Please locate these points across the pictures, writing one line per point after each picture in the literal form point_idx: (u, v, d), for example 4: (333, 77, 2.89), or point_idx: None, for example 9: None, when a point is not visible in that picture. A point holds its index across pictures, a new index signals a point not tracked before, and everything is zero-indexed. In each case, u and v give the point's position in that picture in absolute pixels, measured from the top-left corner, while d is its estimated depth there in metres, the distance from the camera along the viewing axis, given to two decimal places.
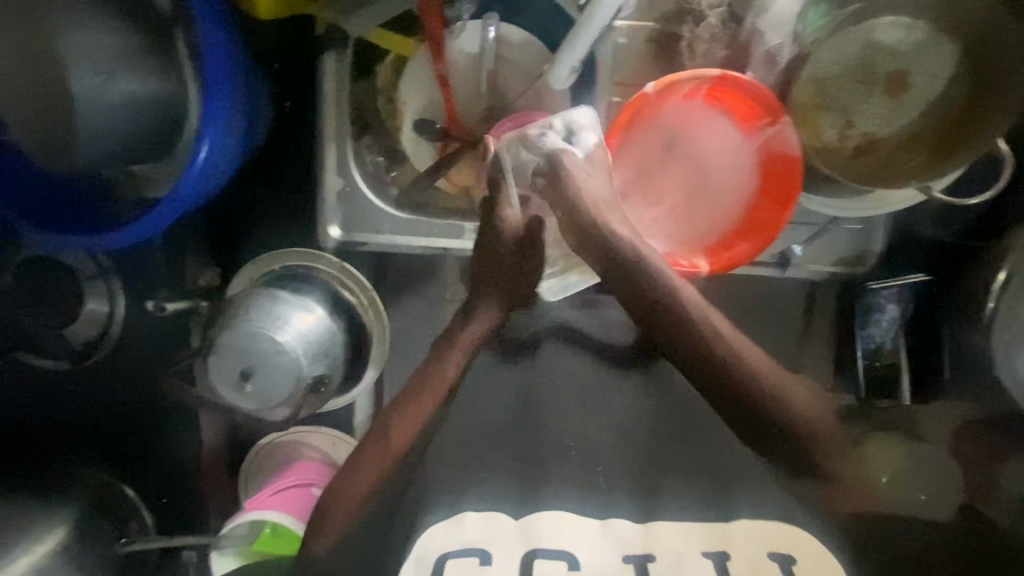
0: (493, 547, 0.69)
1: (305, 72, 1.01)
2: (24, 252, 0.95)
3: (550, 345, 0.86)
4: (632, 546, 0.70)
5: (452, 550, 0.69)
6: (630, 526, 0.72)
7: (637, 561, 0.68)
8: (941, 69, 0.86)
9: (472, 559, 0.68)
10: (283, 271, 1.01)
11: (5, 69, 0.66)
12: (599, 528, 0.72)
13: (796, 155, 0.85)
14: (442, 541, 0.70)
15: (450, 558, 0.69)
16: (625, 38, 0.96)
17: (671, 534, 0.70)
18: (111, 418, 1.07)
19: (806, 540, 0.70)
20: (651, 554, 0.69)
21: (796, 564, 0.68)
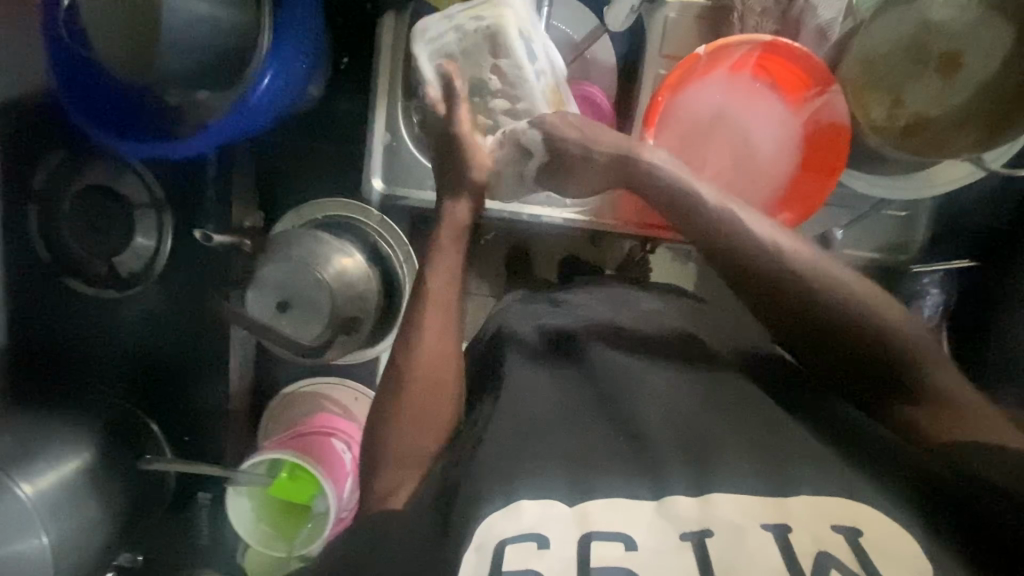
0: (551, 528, 0.53)
1: (364, 28, 1.05)
2: (83, 178, 0.98)
3: (592, 346, 0.74)
4: (688, 521, 0.54)
5: (508, 535, 0.53)
6: (688, 499, 0.55)
7: (696, 538, 0.52)
8: (996, 49, 0.85)
9: (530, 543, 0.52)
10: (326, 220, 1.04)
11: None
12: (655, 509, 0.55)
13: (844, 123, 0.88)
14: (501, 526, 0.54)
15: (510, 545, 0.52)
16: (676, 13, 0.95)
17: (735, 501, 0.55)
18: (149, 352, 1.09)
19: (893, 530, 0.53)
20: (712, 527, 0.53)
21: (865, 538, 0.52)
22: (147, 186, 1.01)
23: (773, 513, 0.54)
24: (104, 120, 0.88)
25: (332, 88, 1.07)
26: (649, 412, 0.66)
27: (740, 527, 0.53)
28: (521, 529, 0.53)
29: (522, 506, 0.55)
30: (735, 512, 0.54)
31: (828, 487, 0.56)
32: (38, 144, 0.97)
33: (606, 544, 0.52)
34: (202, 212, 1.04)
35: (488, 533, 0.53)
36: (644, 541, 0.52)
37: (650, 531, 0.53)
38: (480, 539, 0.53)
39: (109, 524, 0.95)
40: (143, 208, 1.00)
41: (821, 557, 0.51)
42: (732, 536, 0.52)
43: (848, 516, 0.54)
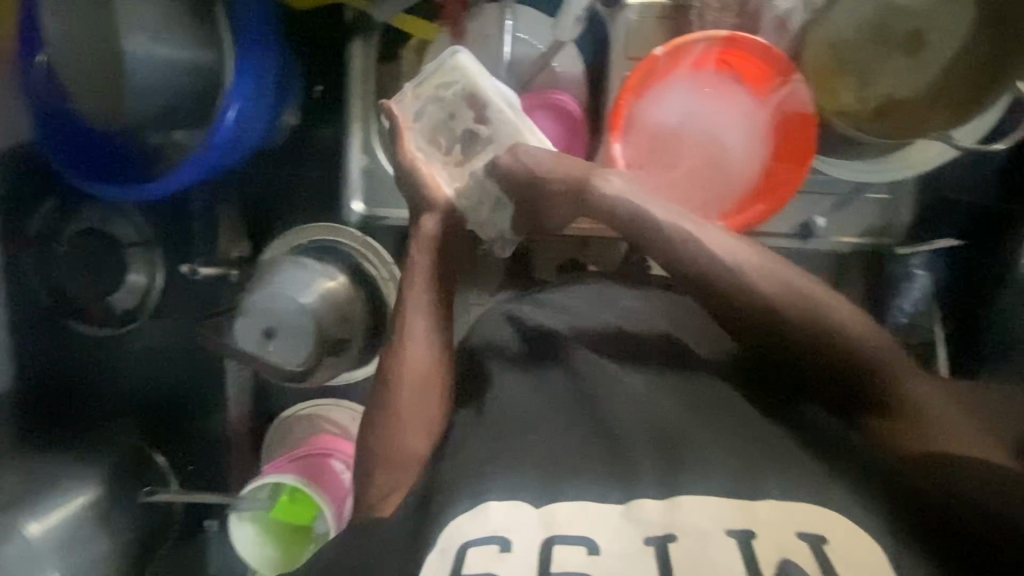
0: (515, 533, 0.57)
1: (334, 57, 1.07)
2: (76, 223, 1.02)
3: (570, 346, 0.77)
4: (655, 525, 0.56)
5: (472, 538, 0.57)
6: (656, 502, 0.58)
7: (659, 543, 0.55)
8: (959, 24, 0.84)
9: (493, 546, 0.56)
10: (309, 245, 1.05)
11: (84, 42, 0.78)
12: (622, 511, 0.58)
13: (810, 112, 0.87)
14: (466, 530, 0.58)
15: (472, 548, 0.56)
16: (638, 15, 0.96)
17: (701, 507, 0.57)
18: (151, 387, 1.12)
19: (841, 523, 0.56)
20: (675, 532, 0.56)
21: (828, 545, 0.54)
22: (137, 227, 1.04)
23: (738, 517, 0.56)
24: (88, 165, 0.92)
25: (308, 117, 1.10)
26: (625, 415, 0.68)
27: (704, 532, 0.55)
28: (486, 532, 0.57)
29: (490, 506, 0.59)
30: (702, 518, 0.56)
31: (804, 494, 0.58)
32: (33, 196, 1.02)
33: (568, 548, 0.55)
34: (192, 246, 1.09)
35: (453, 536, 0.58)
36: (607, 546, 0.55)
37: (616, 534, 0.56)
38: (444, 540, 0.58)
39: (119, 558, 0.98)
40: (133, 247, 1.03)
41: (782, 564, 0.53)
42: (695, 541, 0.55)
43: (817, 525, 0.55)
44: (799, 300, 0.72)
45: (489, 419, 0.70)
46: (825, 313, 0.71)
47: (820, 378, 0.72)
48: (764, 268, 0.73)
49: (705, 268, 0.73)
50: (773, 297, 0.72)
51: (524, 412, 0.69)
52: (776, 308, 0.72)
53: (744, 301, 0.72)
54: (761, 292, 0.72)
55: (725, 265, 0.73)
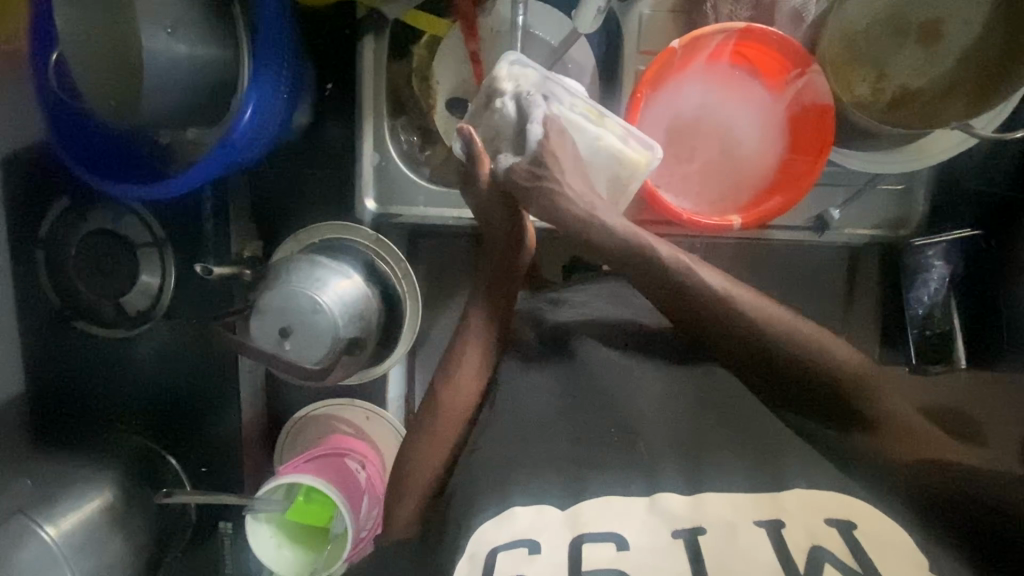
0: (542, 533, 0.55)
1: (345, 55, 1.07)
2: (86, 224, 1.01)
3: (585, 341, 0.75)
4: (682, 518, 0.55)
5: (500, 543, 0.55)
6: (681, 498, 0.57)
7: (688, 536, 0.54)
8: (975, 15, 0.84)
9: (521, 549, 0.54)
10: (321, 243, 1.04)
11: (95, 41, 0.77)
12: (648, 505, 0.57)
13: (829, 103, 0.84)
14: (492, 535, 0.56)
15: (501, 552, 0.54)
16: (651, 9, 0.96)
17: (727, 501, 0.57)
18: (163, 388, 1.11)
19: (869, 510, 0.56)
20: (703, 526, 0.55)
21: (858, 529, 0.54)
22: (147, 225, 1.03)
23: (766, 509, 0.56)
24: (101, 166, 0.91)
25: (318, 114, 1.09)
26: (647, 415, 0.67)
27: (732, 524, 0.55)
28: (513, 536, 0.55)
29: (516, 511, 0.57)
30: (729, 510, 0.56)
31: (826, 483, 0.58)
32: (43, 196, 1.01)
33: (598, 545, 0.54)
34: (202, 247, 1.08)
35: (481, 541, 0.56)
36: (636, 540, 0.54)
37: (641, 529, 0.55)
38: (472, 547, 0.56)
39: (134, 561, 0.97)
40: (145, 246, 1.03)
41: (813, 551, 0.52)
42: (722, 533, 0.54)
43: (846, 513, 0.55)
44: (771, 317, 0.72)
45: (509, 414, 0.69)
46: (795, 330, 0.71)
47: (795, 391, 0.72)
48: (739, 292, 0.73)
49: (676, 288, 0.73)
50: (743, 314, 0.71)
51: (545, 406, 0.69)
52: (751, 327, 0.71)
53: (714, 315, 0.72)
54: (728, 308, 0.72)
55: (704, 288, 0.72)
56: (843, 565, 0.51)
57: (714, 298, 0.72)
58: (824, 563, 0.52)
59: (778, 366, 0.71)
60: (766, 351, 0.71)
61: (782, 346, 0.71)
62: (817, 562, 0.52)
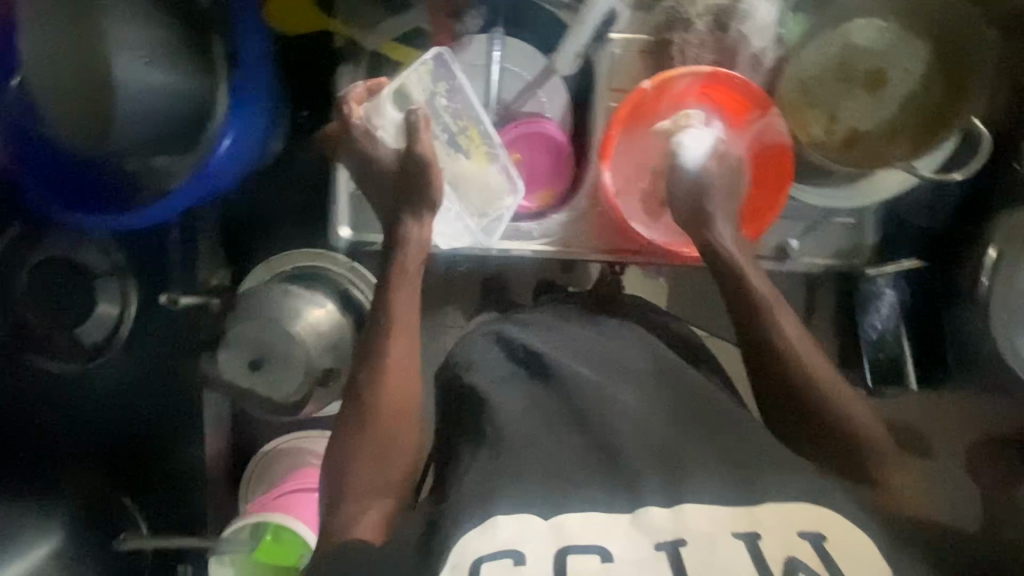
0: (527, 544, 0.53)
1: (321, 84, 1.07)
2: (40, 250, 0.95)
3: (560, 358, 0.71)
4: (664, 531, 0.54)
5: (484, 553, 0.52)
6: (662, 509, 0.56)
7: (671, 549, 0.53)
8: (914, 65, 0.93)
9: (507, 560, 0.52)
10: (295, 271, 1.02)
11: (56, 58, 0.73)
12: (630, 520, 0.55)
13: (785, 143, 0.92)
14: (477, 544, 0.53)
15: (487, 562, 0.52)
16: (621, 49, 1.00)
17: (705, 513, 0.55)
18: (121, 424, 1.06)
19: (849, 530, 0.55)
20: (686, 537, 0.53)
21: (828, 540, 0.54)
22: (107, 255, 0.99)
23: (742, 522, 0.54)
24: (60, 191, 0.88)
25: (293, 141, 1.08)
26: (626, 431, 0.63)
27: (712, 537, 0.53)
28: (496, 547, 0.53)
29: (498, 521, 0.55)
30: (706, 521, 0.54)
31: (796, 493, 0.57)
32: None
33: (582, 558, 0.52)
34: (169, 276, 1.04)
35: (464, 551, 0.53)
36: (621, 554, 0.53)
37: (625, 544, 0.53)
38: (454, 557, 0.53)
39: None
40: (103, 276, 0.98)
41: (788, 562, 0.52)
42: (703, 546, 0.53)
43: (815, 523, 0.55)
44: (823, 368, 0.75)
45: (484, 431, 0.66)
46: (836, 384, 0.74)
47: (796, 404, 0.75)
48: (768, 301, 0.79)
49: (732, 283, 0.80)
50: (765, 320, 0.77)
51: (523, 420, 0.65)
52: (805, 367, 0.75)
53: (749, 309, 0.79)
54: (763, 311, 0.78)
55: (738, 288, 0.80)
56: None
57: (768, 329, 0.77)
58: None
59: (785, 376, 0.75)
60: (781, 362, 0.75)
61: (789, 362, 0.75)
62: (792, 572, 0.51)
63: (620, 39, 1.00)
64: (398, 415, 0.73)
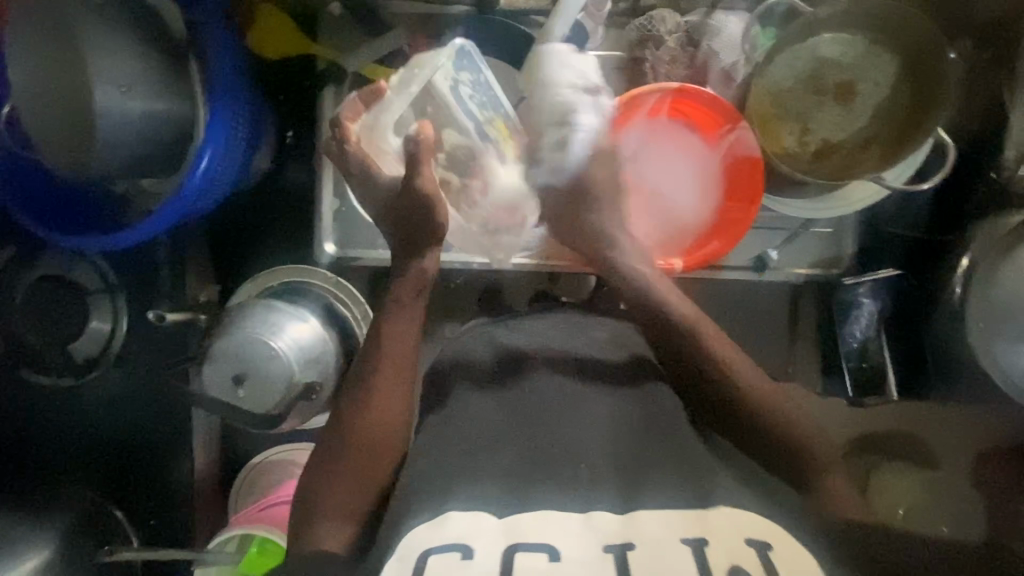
0: (475, 539, 0.54)
1: (306, 104, 1.11)
2: (37, 270, 1.00)
3: (535, 368, 0.72)
4: (613, 534, 0.55)
5: (433, 546, 0.54)
6: (612, 515, 0.57)
7: (618, 551, 0.54)
8: (883, 77, 0.94)
9: (455, 553, 0.53)
10: (281, 288, 1.04)
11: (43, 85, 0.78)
12: (583, 522, 0.56)
13: (757, 155, 0.92)
14: (425, 538, 0.55)
15: (433, 555, 0.54)
16: (596, 66, 1.02)
17: (658, 519, 0.56)
18: (114, 440, 1.08)
19: (805, 557, 0.55)
20: (634, 540, 0.55)
21: (773, 551, 0.55)
22: (101, 273, 1.02)
23: (692, 527, 0.56)
24: (45, 210, 0.90)
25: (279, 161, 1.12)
26: (588, 439, 0.65)
27: (660, 541, 0.55)
28: (446, 540, 0.54)
29: (450, 517, 0.56)
30: (658, 526, 0.56)
31: (746, 506, 0.59)
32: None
33: (529, 555, 0.53)
34: (158, 292, 1.07)
35: (413, 544, 0.55)
36: (568, 552, 0.53)
37: (575, 543, 0.54)
38: (404, 549, 0.55)
39: None
40: (96, 294, 1.01)
41: (732, 569, 0.53)
42: (651, 548, 0.54)
43: (761, 532, 0.56)
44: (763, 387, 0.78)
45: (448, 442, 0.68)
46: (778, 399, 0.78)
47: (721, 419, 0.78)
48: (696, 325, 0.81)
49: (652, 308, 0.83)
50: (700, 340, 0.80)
51: (486, 430, 0.67)
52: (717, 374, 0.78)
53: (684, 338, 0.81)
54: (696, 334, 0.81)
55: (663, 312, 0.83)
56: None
57: (711, 364, 0.79)
58: None
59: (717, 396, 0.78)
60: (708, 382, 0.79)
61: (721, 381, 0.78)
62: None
63: (595, 57, 1.02)
64: (369, 431, 0.74)
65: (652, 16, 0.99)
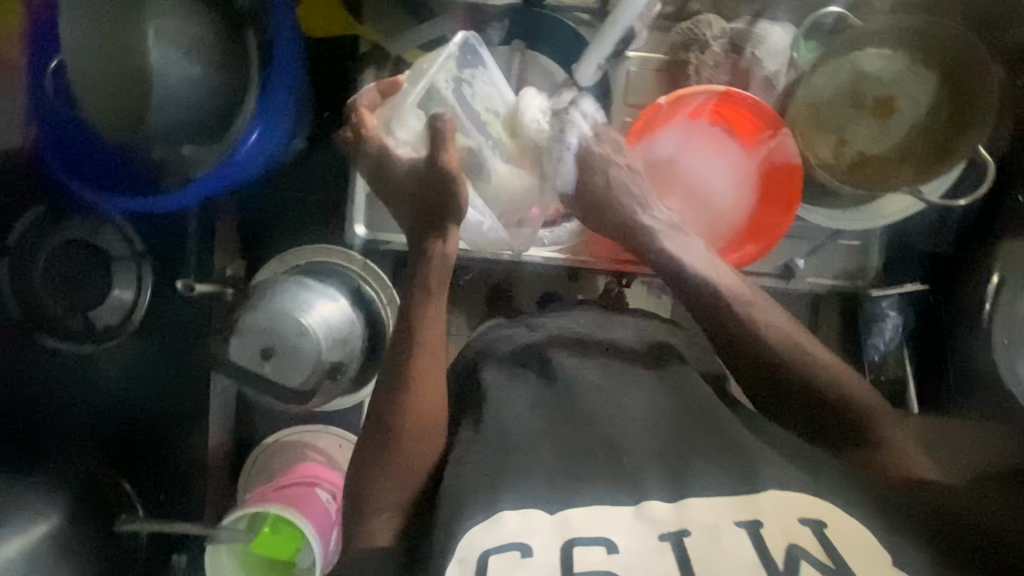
0: (533, 537, 0.53)
1: (344, 85, 1.11)
2: (62, 231, 0.97)
3: (561, 359, 0.72)
4: (667, 522, 0.54)
5: (491, 546, 0.53)
6: (666, 504, 0.56)
7: (675, 539, 0.53)
8: (921, 94, 0.96)
9: (514, 551, 0.52)
10: (309, 267, 1.03)
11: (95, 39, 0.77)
12: (634, 514, 0.55)
13: (796, 163, 0.93)
14: (483, 537, 0.54)
15: (493, 555, 0.52)
16: (637, 67, 1.04)
17: (710, 505, 0.55)
18: (126, 411, 1.06)
19: (848, 521, 0.55)
20: (688, 527, 0.54)
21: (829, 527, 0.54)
22: (127, 238, 1.01)
23: (744, 510, 0.55)
24: (86, 173, 0.90)
25: (313, 140, 1.11)
26: (632, 430, 0.64)
27: (714, 526, 0.54)
28: (503, 539, 0.53)
29: (504, 515, 0.55)
30: (710, 512, 0.55)
31: (796, 487, 0.57)
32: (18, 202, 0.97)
33: (587, 548, 0.52)
34: (184, 265, 1.06)
35: (471, 543, 0.54)
36: (626, 544, 0.53)
37: (629, 534, 0.54)
38: (463, 550, 0.53)
39: None
40: (122, 260, 1.00)
41: (789, 549, 0.52)
42: (706, 536, 0.53)
43: (814, 511, 0.55)
44: (779, 327, 0.74)
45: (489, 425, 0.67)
46: (799, 338, 0.73)
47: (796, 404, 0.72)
48: (752, 310, 0.75)
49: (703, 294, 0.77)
50: (758, 322, 0.74)
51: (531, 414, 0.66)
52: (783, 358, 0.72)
53: (738, 324, 0.74)
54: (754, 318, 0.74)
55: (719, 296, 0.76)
56: (819, 562, 0.51)
57: (736, 318, 0.74)
58: (799, 562, 0.51)
59: (784, 382, 0.72)
60: (773, 368, 0.72)
61: (785, 363, 0.72)
62: (793, 560, 0.51)
63: (637, 57, 1.03)
64: (410, 412, 0.70)
65: (699, 20, 1.00)
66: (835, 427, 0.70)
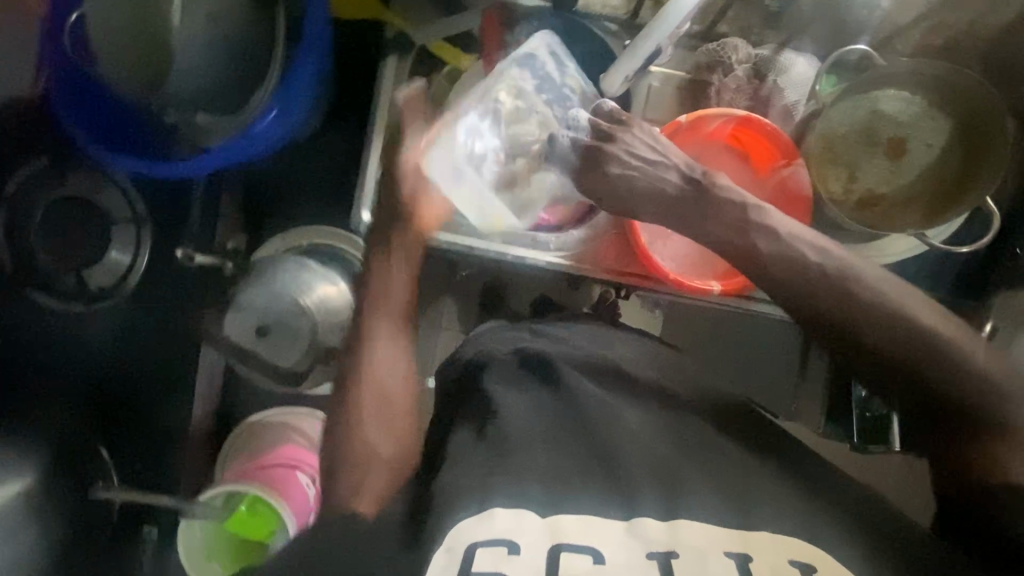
0: (520, 536, 0.55)
1: (365, 68, 1.10)
2: (67, 184, 0.96)
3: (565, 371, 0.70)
4: (657, 541, 0.55)
5: (480, 540, 0.55)
6: (658, 522, 0.57)
7: (662, 558, 0.54)
8: (935, 139, 0.97)
9: (502, 548, 0.54)
10: (310, 248, 1.00)
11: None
12: (625, 529, 0.56)
13: (807, 194, 0.95)
14: (471, 532, 0.55)
15: (480, 548, 0.54)
16: (659, 82, 1.03)
17: (702, 532, 0.56)
18: (111, 374, 1.04)
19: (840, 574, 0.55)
20: (677, 549, 0.55)
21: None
22: (130, 202, 0.98)
23: (737, 542, 0.56)
24: (100, 131, 0.89)
25: (328, 120, 1.10)
26: (633, 445, 0.64)
27: (702, 551, 0.55)
28: (493, 534, 0.55)
29: (495, 513, 0.56)
30: (700, 539, 0.56)
31: (788, 524, 0.58)
32: (26, 151, 0.96)
33: (575, 556, 0.54)
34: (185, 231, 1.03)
35: (458, 535, 0.55)
36: (612, 557, 0.54)
37: (618, 548, 0.55)
38: (450, 541, 0.55)
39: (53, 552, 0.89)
40: (121, 222, 0.97)
41: None
42: (694, 558, 0.54)
43: (805, 554, 0.55)
44: (891, 299, 0.66)
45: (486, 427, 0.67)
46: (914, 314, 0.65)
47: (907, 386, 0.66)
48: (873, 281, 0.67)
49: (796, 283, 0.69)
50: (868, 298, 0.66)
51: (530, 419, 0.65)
52: (900, 333, 0.65)
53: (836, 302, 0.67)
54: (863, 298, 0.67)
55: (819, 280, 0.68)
56: None
57: (830, 304, 0.67)
58: None
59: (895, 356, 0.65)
60: (879, 348, 0.66)
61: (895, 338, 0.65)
62: None
63: (661, 73, 1.03)
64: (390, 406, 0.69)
65: (725, 43, 1.01)
66: (943, 412, 0.65)
